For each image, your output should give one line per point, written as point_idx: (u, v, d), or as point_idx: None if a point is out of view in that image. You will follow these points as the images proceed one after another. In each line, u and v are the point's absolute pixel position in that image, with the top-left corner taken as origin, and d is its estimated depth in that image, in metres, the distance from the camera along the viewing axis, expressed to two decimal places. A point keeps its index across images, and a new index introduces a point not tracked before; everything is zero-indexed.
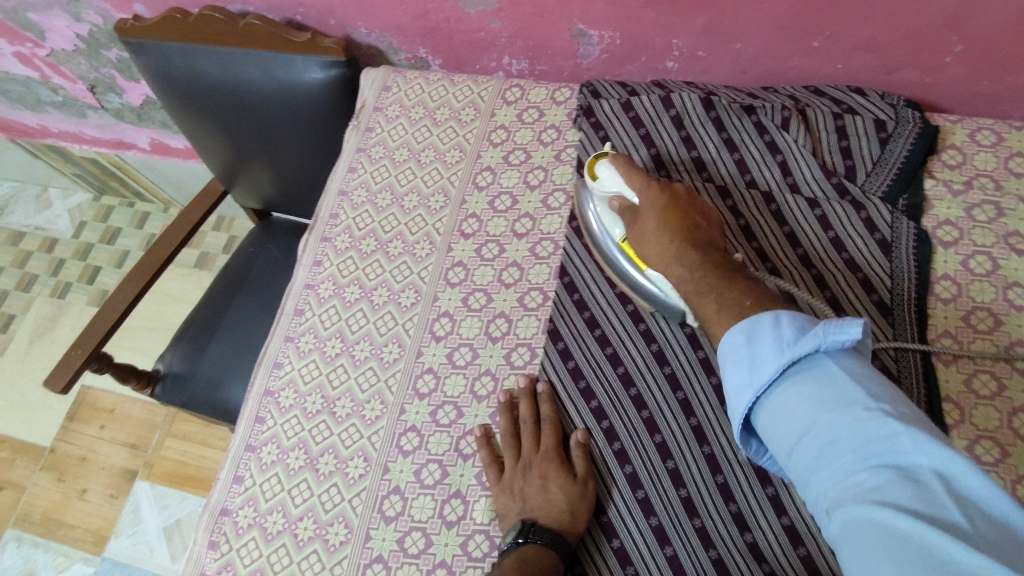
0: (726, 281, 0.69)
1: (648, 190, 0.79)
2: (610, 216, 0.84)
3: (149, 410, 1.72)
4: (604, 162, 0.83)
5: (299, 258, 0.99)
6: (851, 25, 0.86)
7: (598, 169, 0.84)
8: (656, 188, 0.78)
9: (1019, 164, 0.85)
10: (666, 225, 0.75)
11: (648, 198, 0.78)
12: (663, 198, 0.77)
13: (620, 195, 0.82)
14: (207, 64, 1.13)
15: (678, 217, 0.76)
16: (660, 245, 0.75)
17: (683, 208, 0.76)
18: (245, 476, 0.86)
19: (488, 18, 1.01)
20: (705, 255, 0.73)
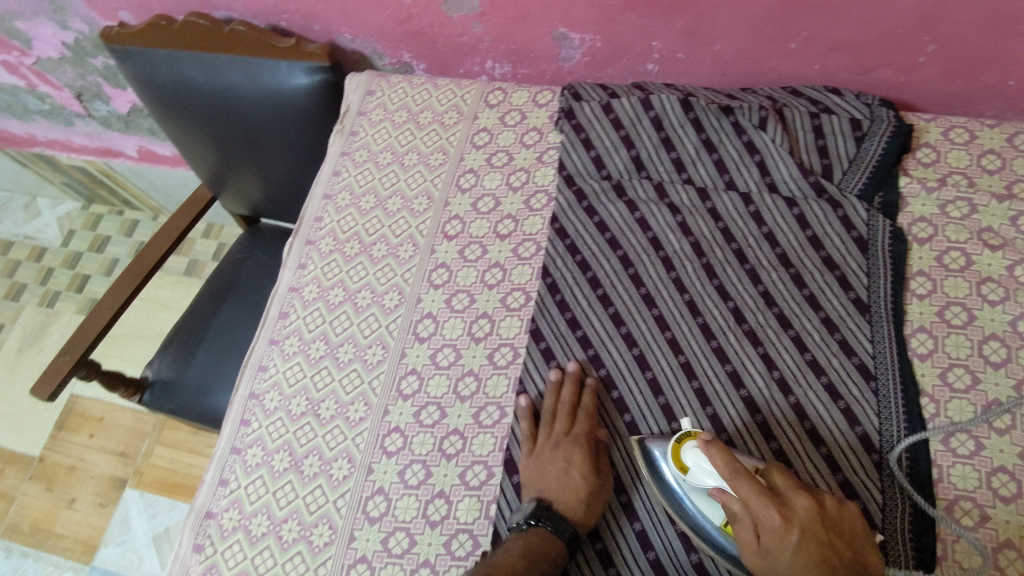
0: (837, 573, 0.58)
1: (769, 514, 0.60)
2: (703, 499, 0.69)
3: (138, 418, 1.71)
4: (693, 451, 0.69)
5: (283, 262, 0.99)
6: (826, 26, 0.88)
7: (685, 462, 0.69)
8: (778, 510, 0.60)
9: (992, 161, 0.87)
10: (801, 540, 0.59)
11: (768, 522, 0.60)
12: (785, 512, 0.60)
13: (719, 489, 0.65)
14: (192, 70, 1.13)
15: (796, 498, 0.62)
16: (783, 557, 0.59)
17: (821, 538, 0.59)
18: (229, 479, 0.86)
19: (470, 23, 1.03)
20: (833, 566, 0.58)
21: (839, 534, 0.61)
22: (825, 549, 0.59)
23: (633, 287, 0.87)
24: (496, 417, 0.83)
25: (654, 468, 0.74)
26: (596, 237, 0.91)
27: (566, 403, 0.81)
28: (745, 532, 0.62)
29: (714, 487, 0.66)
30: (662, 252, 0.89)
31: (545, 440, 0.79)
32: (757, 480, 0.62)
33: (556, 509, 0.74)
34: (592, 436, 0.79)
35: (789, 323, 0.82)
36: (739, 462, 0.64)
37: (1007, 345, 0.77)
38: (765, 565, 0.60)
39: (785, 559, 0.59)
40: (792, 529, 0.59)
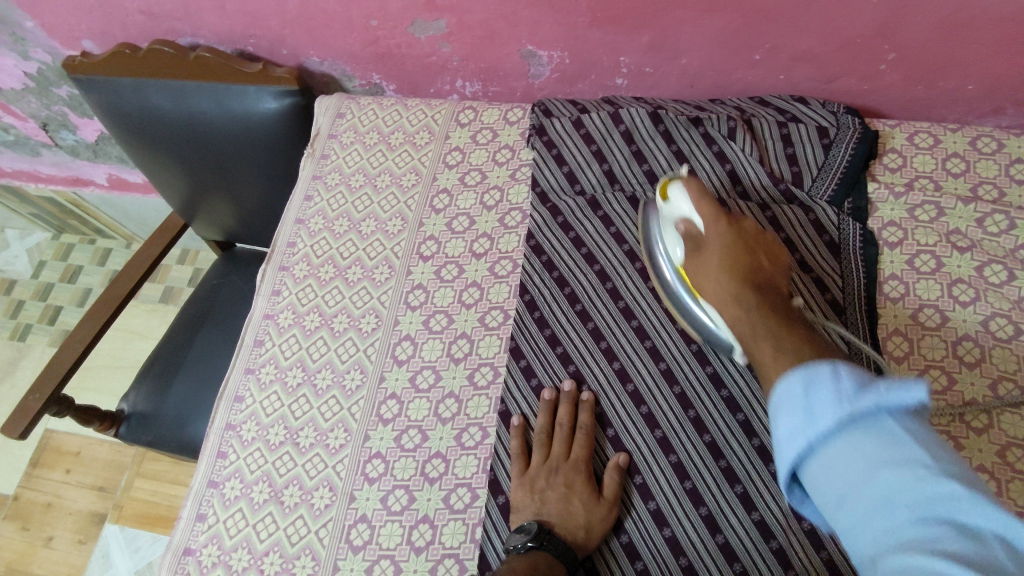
0: (776, 339, 0.59)
1: (715, 228, 0.72)
2: (671, 234, 0.79)
3: (116, 451, 1.67)
4: (676, 186, 0.77)
5: (257, 289, 0.98)
6: (788, 38, 0.89)
7: (668, 193, 0.78)
8: (725, 225, 0.72)
9: (956, 164, 0.88)
10: (723, 263, 0.70)
11: (712, 235, 0.72)
12: (728, 231, 0.71)
13: (686, 218, 0.75)
14: (160, 97, 1.12)
15: (742, 253, 0.70)
16: (709, 262, 0.71)
17: (749, 261, 0.69)
18: (207, 514, 0.84)
19: (438, 43, 1.03)
20: (749, 274, 0.68)
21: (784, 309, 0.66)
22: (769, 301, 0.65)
23: (611, 300, 0.87)
24: (478, 438, 0.82)
25: (654, 247, 0.83)
26: (572, 253, 0.91)
27: (563, 425, 0.80)
28: (690, 249, 0.74)
29: (681, 219, 0.76)
30: (638, 263, 0.89)
31: (541, 463, 0.79)
32: (720, 210, 0.73)
33: (559, 534, 0.73)
34: (591, 463, 0.79)
35: None
36: (707, 198, 0.74)
37: (981, 345, 0.78)
38: (699, 278, 0.72)
39: (712, 262, 0.70)
40: (728, 271, 0.69)
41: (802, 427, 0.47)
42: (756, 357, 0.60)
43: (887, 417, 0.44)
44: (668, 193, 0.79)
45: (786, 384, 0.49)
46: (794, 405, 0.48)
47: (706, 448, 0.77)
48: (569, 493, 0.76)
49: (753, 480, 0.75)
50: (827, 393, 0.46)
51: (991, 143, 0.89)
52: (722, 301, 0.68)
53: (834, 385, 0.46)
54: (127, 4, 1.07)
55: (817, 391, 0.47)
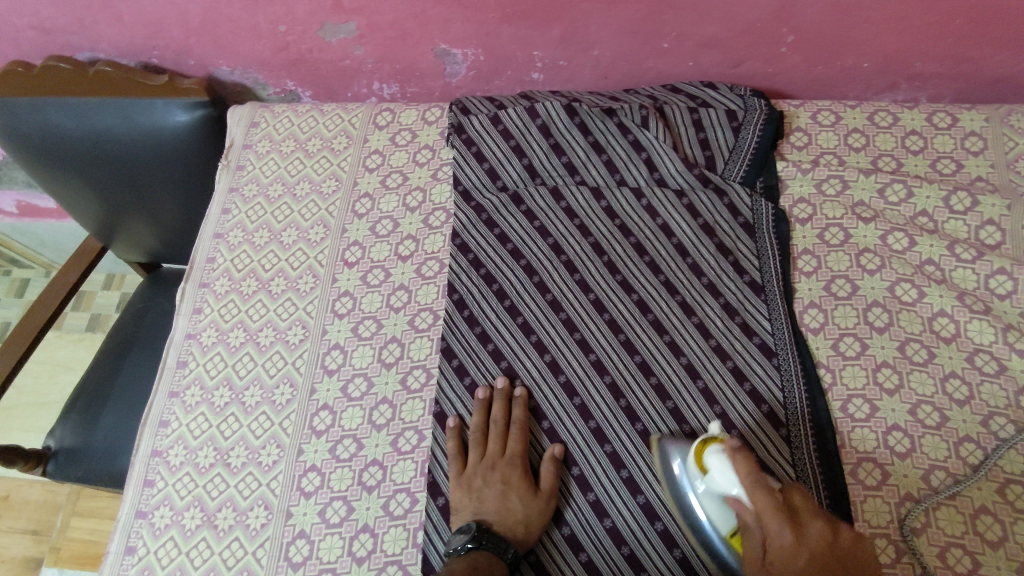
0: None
1: (783, 534, 0.58)
2: (712, 503, 0.67)
3: (48, 490, 1.58)
4: (716, 451, 0.66)
5: (177, 308, 0.95)
6: (693, 25, 0.91)
7: (707, 461, 0.66)
8: (788, 527, 0.58)
9: (858, 139, 0.92)
10: (808, 569, 0.56)
11: (778, 546, 0.58)
12: (776, 504, 0.59)
13: (735, 497, 0.63)
14: (59, 116, 1.06)
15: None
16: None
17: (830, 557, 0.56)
18: (137, 545, 0.80)
19: (350, 46, 1.01)
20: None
21: (846, 569, 0.56)
22: None
23: (539, 294, 0.88)
24: (415, 441, 0.81)
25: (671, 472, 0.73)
26: (498, 249, 0.91)
27: (497, 421, 0.80)
28: (751, 548, 0.61)
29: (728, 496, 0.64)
30: (564, 256, 0.90)
31: (477, 461, 0.79)
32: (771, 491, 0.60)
33: (498, 532, 0.74)
34: (527, 456, 0.80)
35: (692, 310, 0.85)
36: (759, 473, 0.61)
37: (888, 310, 0.81)
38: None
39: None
40: (801, 553, 0.57)
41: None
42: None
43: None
44: (706, 460, 0.67)
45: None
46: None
47: (640, 436, 0.79)
48: (506, 491, 0.76)
49: None
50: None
51: (888, 117, 0.93)
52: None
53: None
54: (16, 19, 1.02)
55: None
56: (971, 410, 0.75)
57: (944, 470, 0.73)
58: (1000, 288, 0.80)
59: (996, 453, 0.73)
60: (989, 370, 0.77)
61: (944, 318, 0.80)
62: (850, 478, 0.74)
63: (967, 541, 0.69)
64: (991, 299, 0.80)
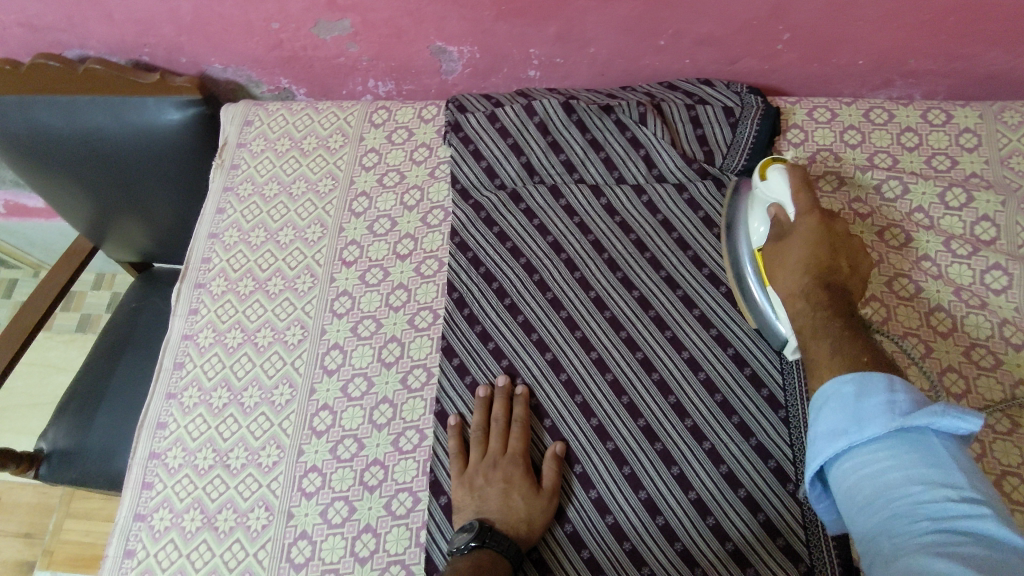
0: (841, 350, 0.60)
1: (799, 210, 0.72)
2: (758, 215, 0.78)
3: (41, 493, 1.56)
4: (777, 167, 0.76)
5: (173, 309, 0.94)
6: (689, 23, 0.91)
7: (768, 172, 0.77)
8: (812, 219, 0.71)
9: (853, 136, 0.93)
10: (806, 252, 0.69)
11: (795, 223, 0.72)
12: (819, 225, 0.70)
13: (779, 204, 0.74)
14: (49, 115, 1.05)
15: (823, 251, 0.69)
16: (792, 251, 0.70)
17: (826, 246, 0.69)
18: (136, 549, 0.80)
19: (345, 43, 1.00)
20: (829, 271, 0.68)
21: (841, 259, 0.69)
22: (823, 256, 0.69)
23: (539, 292, 0.88)
24: (416, 441, 0.81)
25: (735, 218, 0.84)
26: (497, 248, 0.91)
27: (499, 419, 0.80)
28: (773, 237, 0.74)
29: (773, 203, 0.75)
30: (564, 254, 0.90)
31: (478, 459, 0.79)
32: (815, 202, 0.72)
33: (500, 530, 0.74)
34: (529, 453, 0.80)
35: (692, 304, 0.85)
36: (809, 187, 0.73)
37: (886, 305, 0.82)
38: (775, 265, 0.72)
39: (794, 251, 0.70)
40: (811, 233, 0.70)
41: (846, 426, 0.53)
42: (810, 352, 0.63)
43: (933, 439, 0.50)
44: (765, 172, 0.78)
45: (839, 385, 0.56)
46: (840, 407, 0.54)
47: (642, 432, 0.79)
48: (508, 489, 0.76)
49: (690, 461, 0.77)
50: (877, 401, 0.52)
51: (883, 114, 0.94)
52: (789, 292, 0.70)
53: (888, 398, 0.52)
54: (3, 17, 1.00)
55: (869, 395, 0.53)
56: (968, 403, 0.76)
57: None
58: (995, 283, 0.81)
59: (993, 446, 0.74)
60: (985, 364, 0.78)
61: (941, 313, 0.81)
62: None
63: None
64: (986, 294, 0.81)
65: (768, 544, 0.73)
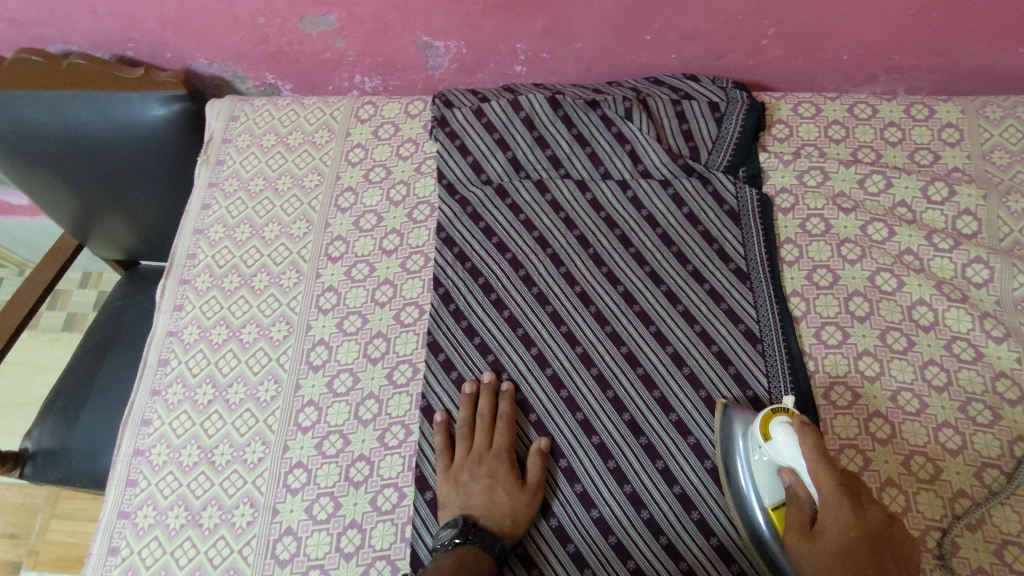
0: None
1: (836, 513, 0.62)
2: (764, 478, 0.68)
3: (26, 492, 1.54)
4: (783, 428, 0.66)
5: (157, 305, 0.93)
6: (675, 18, 0.91)
7: (771, 432, 0.67)
8: (846, 511, 0.62)
9: (837, 131, 0.94)
10: (845, 556, 0.61)
11: (831, 520, 0.62)
12: (851, 521, 0.62)
13: (794, 472, 0.65)
14: (32, 111, 1.04)
15: (865, 554, 0.61)
16: (823, 557, 0.62)
17: (868, 542, 0.61)
18: (120, 546, 0.79)
19: (331, 38, 1.00)
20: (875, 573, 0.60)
21: (877, 544, 0.61)
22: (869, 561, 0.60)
23: (525, 287, 0.88)
24: (402, 436, 0.81)
25: (730, 447, 0.74)
26: (483, 243, 0.91)
27: (484, 415, 0.80)
28: (798, 528, 0.64)
29: (788, 470, 0.65)
30: (550, 249, 0.90)
31: (463, 455, 0.79)
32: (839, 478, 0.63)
33: (485, 526, 0.74)
34: (514, 449, 0.80)
35: (678, 299, 0.85)
36: (828, 459, 0.63)
37: (869, 299, 0.82)
38: (801, 563, 0.63)
39: (829, 550, 0.61)
40: (845, 524, 0.61)
41: None
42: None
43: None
44: (770, 431, 0.67)
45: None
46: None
47: (627, 426, 0.79)
48: (493, 486, 0.76)
49: (675, 455, 0.77)
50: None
51: (867, 109, 0.94)
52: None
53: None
54: None
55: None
56: (949, 396, 0.77)
57: (924, 455, 0.74)
58: (976, 277, 0.82)
59: (973, 438, 0.74)
60: (967, 357, 0.78)
61: (924, 307, 0.81)
62: None
63: (947, 524, 0.71)
64: (967, 288, 0.82)
65: None
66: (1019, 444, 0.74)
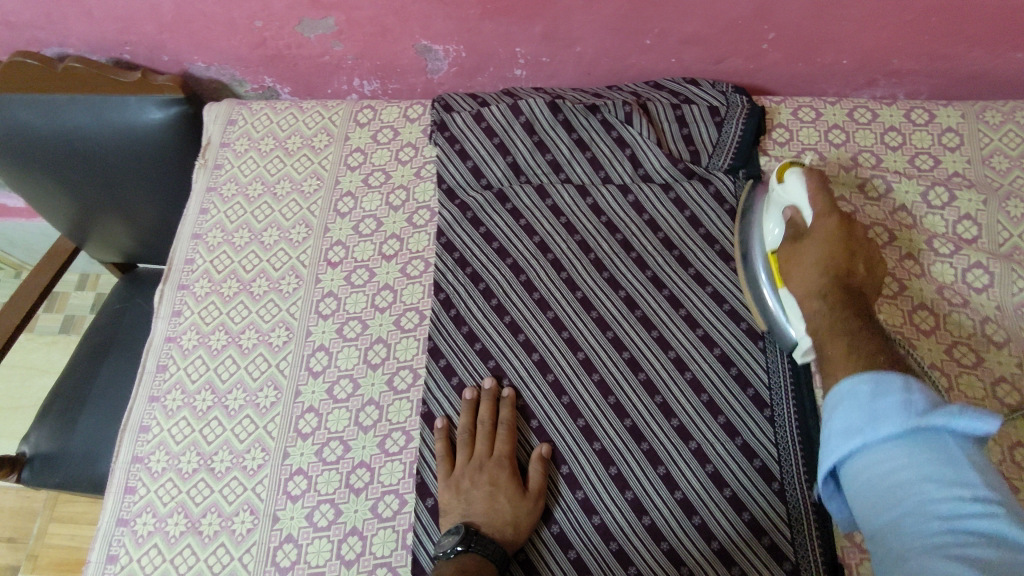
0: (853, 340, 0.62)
1: (821, 220, 0.74)
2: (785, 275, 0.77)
3: (24, 496, 1.53)
4: (794, 175, 0.78)
5: (155, 311, 0.93)
6: (675, 22, 0.91)
7: (785, 177, 0.79)
8: (834, 222, 0.73)
9: (838, 136, 0.93)
10: (824, 258, 0.71)
11: (818, 224, 0.74)
12: (836, 227, 0.73)
13: (796, 208, 0.77)
14: (29, 114, 1.03)
15: (839, 257, 0.71)
16: (810, 251, 0.73)
17: (846, 245, 0.72)
18: (119, 554, 0.79)
19: (329, 42, 1.00)
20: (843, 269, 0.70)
21: (858, 262, 0.71)
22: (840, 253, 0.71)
23: (526, 293, 0.88)
24: (402, 442, 0.81)
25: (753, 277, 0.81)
26: (484, 248, 0.90)
27: (485, 421, 0.80)
28: (790, 236, 0.76)
29: (791, 207, 0.77)
30: (550, 254, 0.90)
31: (464, 462, 0.78)
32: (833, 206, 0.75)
33: (487, 533, 0.73)
34: (515, 454, 0.80)
35: (679, 303, 0.85)
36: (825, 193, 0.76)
37: None
38: (790, 266, 0.74)
39: (812, 254, 0.72)
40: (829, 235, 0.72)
41: (861, 426, 0.51)
42: (826, 351, 0.64)
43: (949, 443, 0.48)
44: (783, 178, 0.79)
45: (854, 384, 0.54)
46: (858, 405, 0.52)
47: (628, 432, 0.79)
48: (495, 492, 0.76)
49: (677, 460, 0.77)
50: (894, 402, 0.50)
51: (867, 113, 0.94)
52: (808, 289, 0.71)
53: (905, 398, 0.50)
54: None
55: (885, 395, 0.51)
56: (950, 401, 0.77)
57: None
58: (976, 281, 0.82)
59: None
60: (967, 362, 0.78)
61: (924, 311, 0.81)
62: None
63: None
64: (968, 292, 0.82)
65: (753, 542, 0.73)
66: (1020, 450, 0.74)
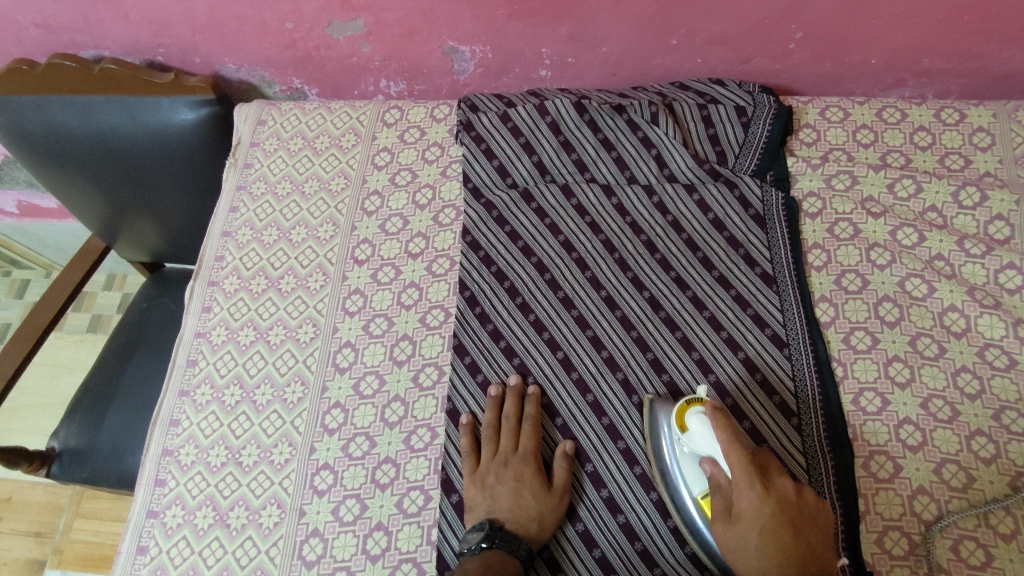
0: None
1: (750, 499, 0.62)
2: (691, 467, 0.70)
3: (51, 492, 1.55)
4: (698, 414, 0.68)
5: (186, 307, 0.94)
6: (702, 22, 0.91)
7: (688, 423, 0.69)
8: (761, 494, 0.62)
9: (866, 135, 0.93)
10: (772, 550, 0.60)
11: (748, 508, 0.62)
12: (766, 500, 0.61)
13: (712, 459, 0.66)
14: (65, 115, 1.05)
15: (789, 537, 0.60)
16: (750, 544, 0.61)
17: (789, 523, 0.61)
18: (149, 545, 0.80)
19: (357, 43, 1.01)
20: (795, 557, 0.59)
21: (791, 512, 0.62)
22: (789, 543, 0.60)
23: (551, 292, 0.88)
24: (428, 438, 0.81)
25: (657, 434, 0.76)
26: (509, 247, 0.91)
27: (510, 418, 0.80)
28: (723, 514, 0.65)
29: (708, 459, 0.66)
30: (575, 254, 0.90)
31: (489, 457, 0.79)
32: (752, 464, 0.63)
33: (511, 530, 0.74)
34: (540, 452, 0.80)
35: (703, 304, 0.85)
36: (741, 445, 0.63)
37: (899, 305, 0.82)
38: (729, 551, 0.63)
39: (752, 543, 0.61)
40: (768, 510, 0.61)
41: None
42: None
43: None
44: (686, 423, 0.69)
45: None
46: None
47: None
48: (518, 490, 0.76)
49: None
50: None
51: (896, 113, 0.93)
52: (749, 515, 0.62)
53: None
54: (20, 16, 1.01)
55: None
56: (982, 404, 0.75)
57: (956, 464, 0.73)
58: (1009, 283, 0.81)
59: (1007, 447, 0.73)
60: (999, 364, 0.77)
61: (955, 313, 0.80)
62: (862, 470, 0.74)
63: (981, 535, 0.70)
64: (1000, 294, 0.81)
65: None
66: None
